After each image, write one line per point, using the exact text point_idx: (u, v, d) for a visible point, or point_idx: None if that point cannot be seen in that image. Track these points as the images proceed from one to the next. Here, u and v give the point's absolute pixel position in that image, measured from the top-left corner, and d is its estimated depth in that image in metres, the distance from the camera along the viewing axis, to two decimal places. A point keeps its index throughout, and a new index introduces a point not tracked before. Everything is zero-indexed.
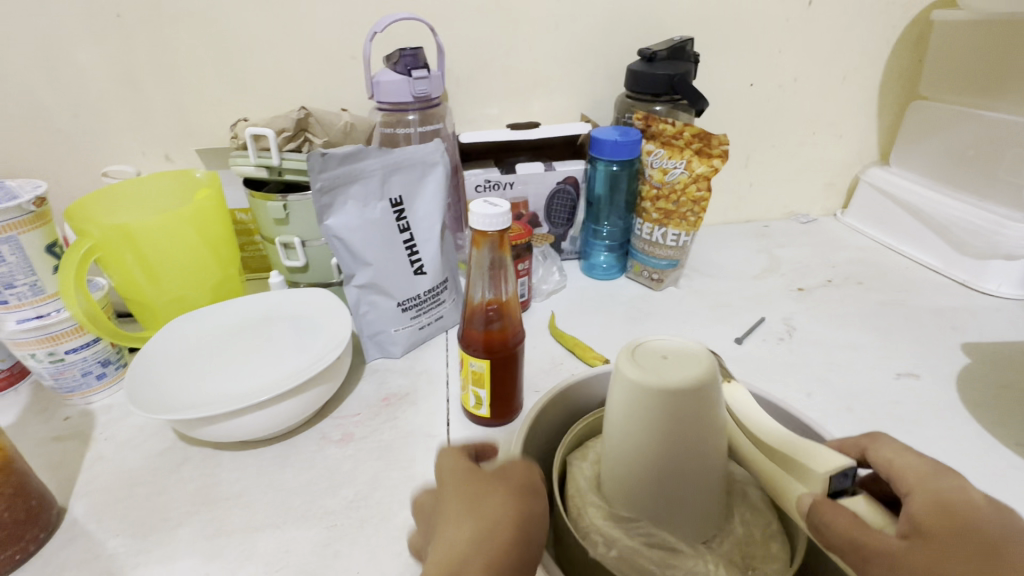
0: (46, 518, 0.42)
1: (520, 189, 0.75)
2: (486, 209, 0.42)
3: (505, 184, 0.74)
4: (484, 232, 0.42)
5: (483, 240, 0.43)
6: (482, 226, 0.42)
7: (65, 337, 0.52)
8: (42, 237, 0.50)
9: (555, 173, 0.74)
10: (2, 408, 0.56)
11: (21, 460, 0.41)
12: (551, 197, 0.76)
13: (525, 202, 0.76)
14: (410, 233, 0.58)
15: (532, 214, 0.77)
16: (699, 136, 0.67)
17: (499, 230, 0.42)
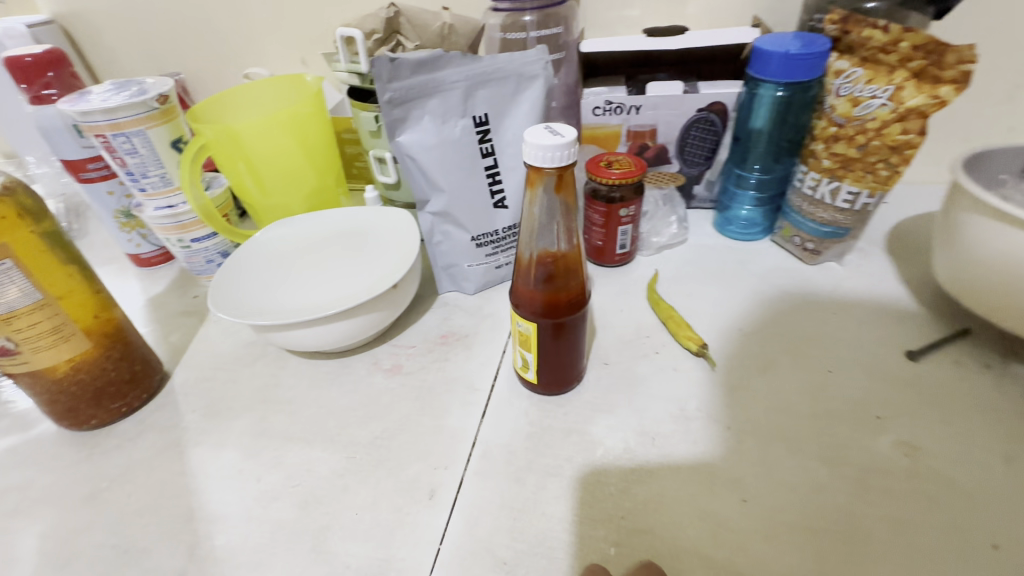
0: (149, 382, 0.49)
1: (648, 115, 0.61)
2: (544, 139, 0.32)
3: (631, 107, 0.61)
4: (540, 169, 0.33)
5: (538, 178, 0.34)
6: (537, 161, 0.32)
7: (191, 226, 0.59)
8: (167, 133, 0.54)
9: (696, 96, 0.59)
10: (157, 278, 0.67)
11: (130, 330, 0.48)
12: (687, 128, 0.61)
13: (652, 131, 0.62)
14: (493, 159, 0.51)
15: (660, 147, 0.63)
16: (926, 49, 0.44)
17: (560, 168, 0.33)
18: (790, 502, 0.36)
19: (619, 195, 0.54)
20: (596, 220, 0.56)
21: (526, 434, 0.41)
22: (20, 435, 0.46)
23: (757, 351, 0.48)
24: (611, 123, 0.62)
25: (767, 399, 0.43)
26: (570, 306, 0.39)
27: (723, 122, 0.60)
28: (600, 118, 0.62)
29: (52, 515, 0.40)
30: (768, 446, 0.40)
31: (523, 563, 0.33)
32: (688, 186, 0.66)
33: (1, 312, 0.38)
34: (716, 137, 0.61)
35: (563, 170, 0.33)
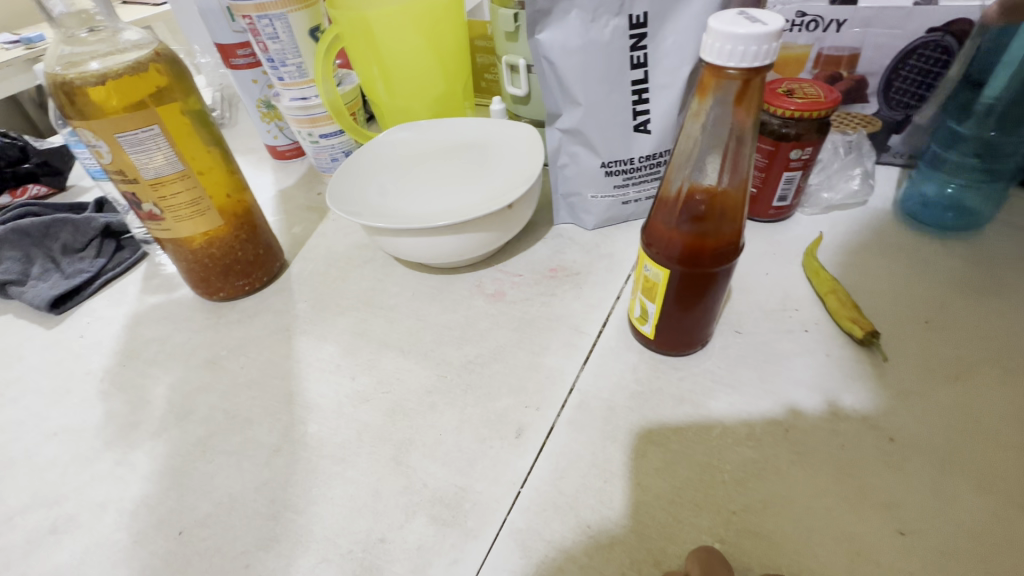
0: (270, 268, 0.51)
1: (854, 34, 0.47)
2: (733, 25, 0.24)
3: (830, 21, 0.47)
4: (719, 69, 0.26)
5: (712, 85, 0.27)
6: (717, 59, 0.25)
7: (320, 121, 0.59)
8: (306, 20, 0.53)
9: (932, 10, 0.44)
10: (289, 172, 0.69)
11: (258, 215, 0.49)
12: (905, 55, 0.47)
13: (853, 58, 0.49)
14: (644, 71, 0.43)
15: (858, 79, 0.50)
16: None
17: (748, 71, 0.25)
18: (968, 552, 0.28)
19: (796, 131, 0.43)
20: (756, 161, 0.46)
21: (631, 393, 0.36)
22: (165, 294, 0.52)
23: (948, 354, 0.37)
24: (798, 43, 0.50)
25: (955, 419, 0.33)
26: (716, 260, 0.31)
27: (962, 49, 0.45)
28: (785, 35, 0.50)
29: (180, 371, 0.44)
30: (949, 475, 0.31)
31: (609, 532, 0.30)
32: (884, 135, 0.52)
33: (150, 177, 0.40)
34: (945, 70, 0.46)
35: (752, 75, 0.25)
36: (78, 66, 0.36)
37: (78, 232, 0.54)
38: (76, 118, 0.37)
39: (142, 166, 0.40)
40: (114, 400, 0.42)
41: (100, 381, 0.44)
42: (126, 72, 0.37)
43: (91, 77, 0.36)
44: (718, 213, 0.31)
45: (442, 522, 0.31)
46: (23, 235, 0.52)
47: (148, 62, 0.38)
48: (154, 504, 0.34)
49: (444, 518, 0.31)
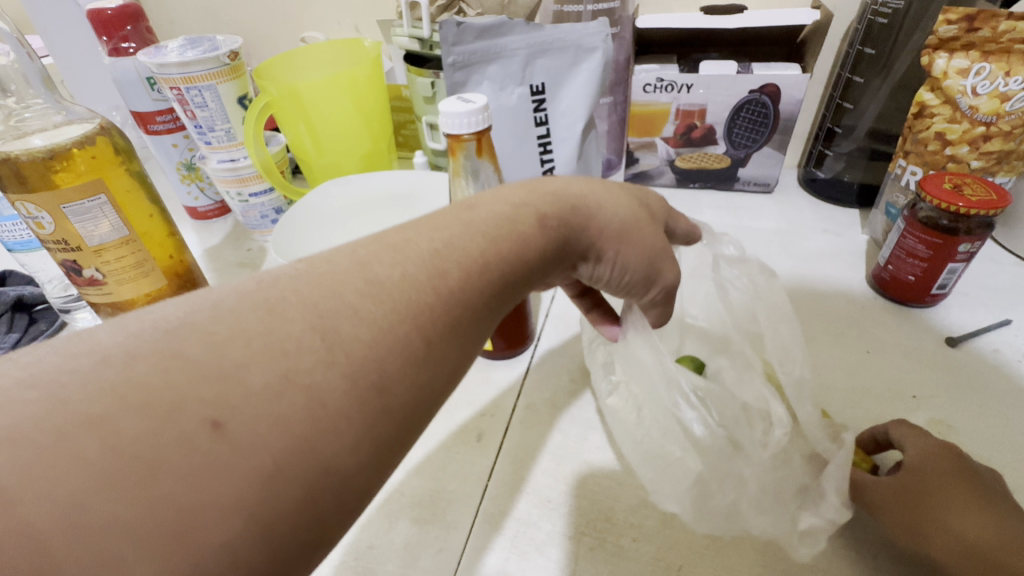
0: None
1: (700, 94, 0.61)
2: (456, 106, 0.34)
3: (682, 85, 0.61)
4: (459, 137, 0.35)
5: (458, 148, 0.36)
6: (455, 129, 0.35)
7: (250, 181, 0.61)
8: (234, 89, 0.57)
9: (750, 77, 0.58)
10: (214, 231, 0.70)
11: (199, 273, 0.51)
12: (737, 110, 0.61)
13: (702, 111, 0.62)
14: (546, 128, 0.52)
15: (708, 127, 0.63)
16: None
17: (478, 133, 0.35)
18: None
19: (965, 226, 0.43)
20: (919, 252, 0.46)
21: (568, 391, 0.43)
22: None
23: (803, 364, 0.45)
24: (661, 101, 0.62)
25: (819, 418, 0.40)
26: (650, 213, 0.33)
27: (774, 106, 0.60)
28: (650, 95, 0.62)
29: None
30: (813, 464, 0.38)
31: (566, 501, 0.36)
32: (733, 168, 0.67)
33: (94, 244, 0.41)
34: (765, 120, 0.61)
35: (482, 135, 0.36)
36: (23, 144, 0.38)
37: None
38: (16, 192, 0.38)
39: (87, 234, 0.41)
40: None
41: None
42: (76, 146, 0.39)
43: (38, 153, 0.38)
44: None
45: (424, 522, 0.35)
46: None
47: (95, 136, 0.40)
48: None
49: (425, 517, 0.35)
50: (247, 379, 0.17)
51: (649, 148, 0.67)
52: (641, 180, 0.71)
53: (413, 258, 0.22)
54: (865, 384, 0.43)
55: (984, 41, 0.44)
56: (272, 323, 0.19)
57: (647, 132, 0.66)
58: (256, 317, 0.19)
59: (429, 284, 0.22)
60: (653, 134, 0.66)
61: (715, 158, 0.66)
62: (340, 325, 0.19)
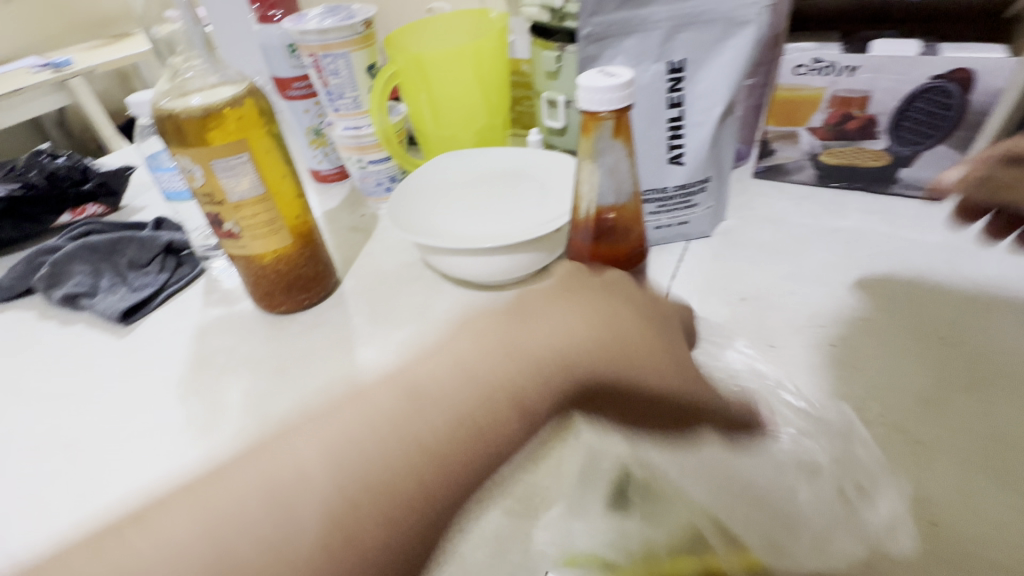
0: (327, 284, 0.55)
1: (864, 78, 0.53)
2: (597, 80, 0.31)
3: (844, 66, 0.53)
4: (595, 114, 0.32)
5: (593, 126, 0.33)
6: (592, 106, 0.32)
7: (369, 149, 0.63)
8: (364, 58, 0.58)
9: (936, 59, 0.49)
10: (333, 194, 0.73)
11: (319, 234, 0.53)
12: (911, 99, 0.52)
13: (864, 99, 0.54)
14: (680, 110, 0.48)
15: (869, 118, 0.54)
16: None
17: (617, 110, 0.32)
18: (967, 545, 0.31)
19: None
20: None
21: None
22: (227, 308, 0.55)
23: (904, 395, 0.39)
24: (814, 85, 0.55)
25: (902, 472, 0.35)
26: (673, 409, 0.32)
27: (964, 94, 0.50)
28: (802, 78, 0.55)
29: (249, 378, 0.47)
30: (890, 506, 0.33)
31: None
32: (894, 170, 0.57)
33: (234, 200, 0.44)
34: (948, 113, 0.51)
35: (621, 114, 0.33)
36: (183, 102, 0.42)
37: (143, 248, 0.59)
38: (177, 145, 0.42)
39: (229, 190, 0.44)
40: (192, 404, 0.45)
41: (176, 385, 0.47)
42: (226, 105, 0.42)
43: (195, 111, 0.41)
44: (618, 225, 0.37)
45: None
46: (93, 251, 0.58)
47: (244, 97, 0.43)
48: None
49: None
50: (242, 550, 0.25)
51: (790, 138, 0.59)
52: (774, 174, 0.63)
53: (370, 413, 0.28)
54: None
55: None
56: (268, 483, 0.26)
57: (791, 120, 0.58)
58: (259, 476, 0.27)
59: (395, 440, 0.28)
60: (798, 122, 0.57)
61: (871, 155, 0.57)
62: (305, 482, 0.26)
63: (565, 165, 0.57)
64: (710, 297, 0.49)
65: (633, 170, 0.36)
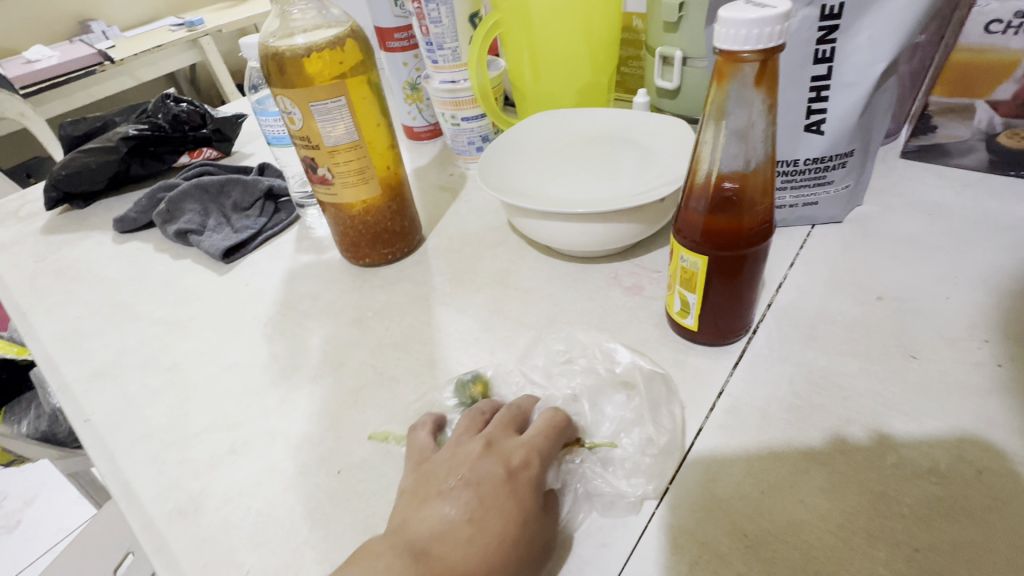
0: (411, 240, 0.54)
1: None
2: (743, 12, 0.26)
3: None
4: (734, 55, 0.27)
5: (729, 71, 0.28)
6: (730, 45, 0.26)
7: (464, 104, 0.60)
8: (467, 6, 0.56)
9: None
10: (423, 152, 0.72)
11: (407, 188, 0.52)
12: None
13: None
14: (828, 67, 0.40)
15: None
16: None
17: (764, 52, 0.26)
18: None
19: None
20: None
21: (786, 405, 0.34)
22: (315, 255, 0.56)
23: None
24: (1010, 46, 0.44)
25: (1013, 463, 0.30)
26: (553, 449, 0.31)
27: None
28: (996, 37, 0.44)
29: (332, 325, 0.47)
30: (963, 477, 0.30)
31: (766, 542, 0.28)
32: None
33: (329, 144, 0.44)
34: None
35: (768, 56, 0.27)
36: (288, 40, 0.41)
37: (246, 192, 0.61)
38: (278, 85, 0.42)
39: (325, 134, 0.43)
40: (277, 344, 0.46)
41: (264, 325, 0.49)
42: (326, 46, 0.41)
43: (298, 50, 0.41)
44: (742, 196, 0.32)
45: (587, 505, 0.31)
46: (203, 191, 0.61)
47: (345, 38, 0.42)
48: (315, 442, 0.38)
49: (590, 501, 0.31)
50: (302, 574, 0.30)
51: (963, 113, 0.48)
52: (929, 156, 0.52)
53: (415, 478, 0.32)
54: None
55: None
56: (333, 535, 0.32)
57: (970, 91, 0.46)
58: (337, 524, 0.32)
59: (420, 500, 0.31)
60: (979, 93, 0.46)
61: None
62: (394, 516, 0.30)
63: (674, 129, 0.50)
64: (838, 292, 0.42)
65: (771, 130, 0.30)
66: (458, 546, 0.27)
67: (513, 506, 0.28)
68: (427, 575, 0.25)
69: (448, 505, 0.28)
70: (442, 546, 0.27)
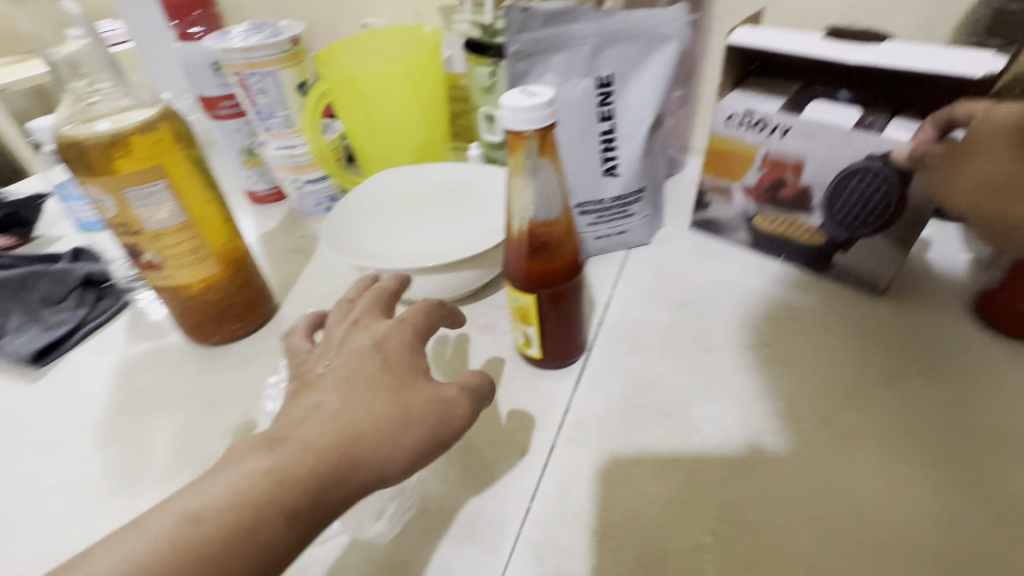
0: (263, 310, 0.52)
1: (797, 142, 0.44)
2: (521, 100, 0.32)
3: (779, 125, 0.45)
4: (521, 132, 0.33)
5: (520, 144, 0.33)
6: (516, 126, 0.32)
7: (306, 168, 0.61)
8: (294, 76, 0.57)
9: (872, 136, 0.40)
10: (269, 216, 0.71)
11: (251, 260, 0.51)
12: (848, 174, 0.43)
13: (798, 164, 0.46)
14: (611, 123, 0.49)
15: (801, 188, 0.47)
16: None
17: (541, 129, 0.32)
18: (895, 536, 0.32)
19: None
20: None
21: (619, 409, 0.40)
22: (153, 342, 0.52)
23: (823, 367, 0.42)
24: (747, 140, 0.48)
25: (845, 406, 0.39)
26: (428, 320, 0.35)
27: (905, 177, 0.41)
28: (733, 129, 0.48)
29: (180, 417, 0.44)
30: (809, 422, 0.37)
31: (612, 534, 0.33)
32: (830, 252, 0.48)
33: (152, 229, 0.41)
34: (884, 205, 0.43)
35: (545, 131, 0.33)
36: (90, 128, 0.39)
37: (56, 282, 0.53)
38: (83, 174, 0.39)
39: (147, 220, 0.41)
40: (113, 450, 0.42)
41: (95, 431, 0.44)
42: (136, 131, 0.40)
43: (102, 137, 0.39)
44: (551, 241, 0.37)
45: (461, 541, 0.33)
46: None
47: (158, 122, 0.41)
48: None
49: (463, 537, 0.34)
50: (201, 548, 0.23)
51: (725, 193, 0.52)
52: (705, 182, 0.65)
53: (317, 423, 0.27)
54: (980, 423, 0.37)
55: None
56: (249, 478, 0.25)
57: (726, 179, 0.52)
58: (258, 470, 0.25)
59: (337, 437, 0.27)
60: (732, 177, 0.51)
61: (808, 229, 0.49)
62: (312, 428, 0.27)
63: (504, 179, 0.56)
64: (652, 304, 0.50)
65: (562, 185, 0.37)
66: (368, 421, 0.28)
67: (385, 369, 0.31)
68: (353, 456, 0.26)
69: (330, 397, 0.29)
70: (357, 427, 0.27)
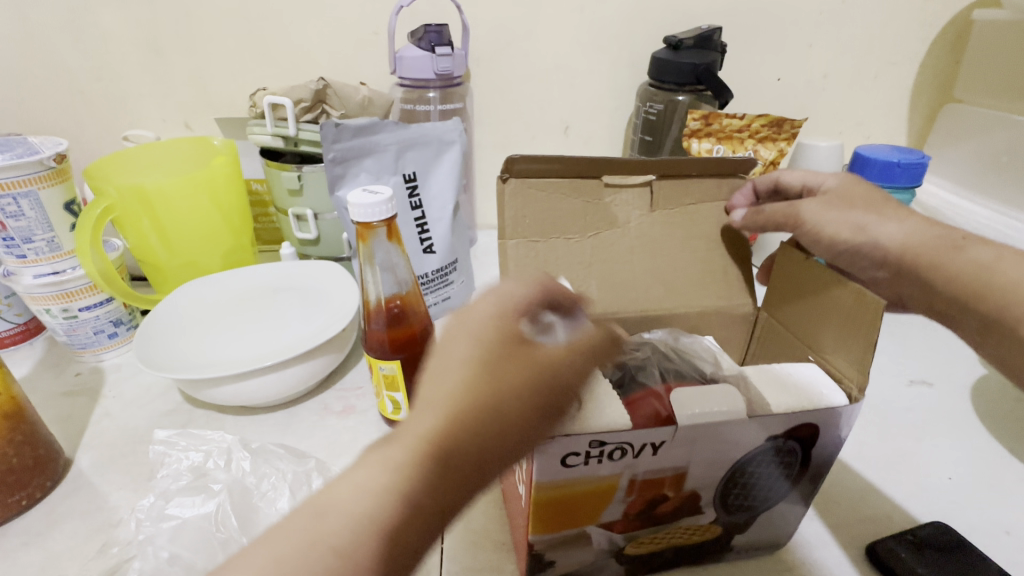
0: (53, 468, 0.43)
1: (670, 456, 0.31)
2: (364, 198, 0.38)
3: (642, 444, 0.29)
4: (368, 223, 0.39)
5: (368, 232, 0.40)
6: (365, 217, 0.38)
7: (78, 294, 0.53)
8: (60, 194, 0.51)
9: (773, 421, 0.30)
10: (18, 360, 0.57)
11: (32, 409, 0.41)
12: (744, 462, 0.32)
13: (677, 477, 0.32)
14: (422, 211, 0.58)
15: (687, 494, 0.33)
16: (772, 124, 0.64)
17: (385, 219, 0.39)
18: None
19: None
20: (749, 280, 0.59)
21: None
22: None
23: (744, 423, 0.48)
24: (600, 475, 0.30)
25: (733, 320, 0.46)
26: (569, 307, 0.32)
27: (806, 450, 0.33)
28: (575, 470, 0.30)
29: None
30: (681, 293, 0.45)
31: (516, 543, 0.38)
32: (726, 538, 0.36)
33: None
34: (770, 489, 0.34)
35: (389, 221, 0.40)
36: None
37: None
38: None
39: None
40: None
41: None
42: None
43: None
44: (406, 308, 0.44)
45: None
46: None
47: None
48: None
49: None
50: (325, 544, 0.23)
51: (575, 540, 0.33)
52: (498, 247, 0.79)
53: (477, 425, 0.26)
54: None
55: (716, 132, 0.65)
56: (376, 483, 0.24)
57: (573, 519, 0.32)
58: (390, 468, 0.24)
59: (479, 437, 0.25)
60: (582, 523, 0.32)
61: (695, 528, 0.35)
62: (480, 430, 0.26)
63: (330, 270, 0.59)
64: None
65: (406, 263, 0.44)
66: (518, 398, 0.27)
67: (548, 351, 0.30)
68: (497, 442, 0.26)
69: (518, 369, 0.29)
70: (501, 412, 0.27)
